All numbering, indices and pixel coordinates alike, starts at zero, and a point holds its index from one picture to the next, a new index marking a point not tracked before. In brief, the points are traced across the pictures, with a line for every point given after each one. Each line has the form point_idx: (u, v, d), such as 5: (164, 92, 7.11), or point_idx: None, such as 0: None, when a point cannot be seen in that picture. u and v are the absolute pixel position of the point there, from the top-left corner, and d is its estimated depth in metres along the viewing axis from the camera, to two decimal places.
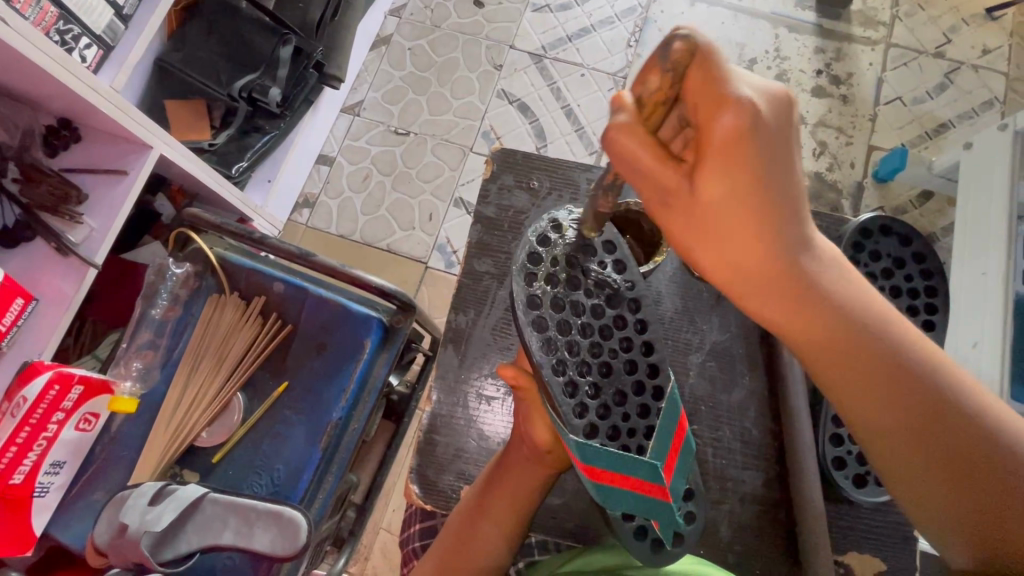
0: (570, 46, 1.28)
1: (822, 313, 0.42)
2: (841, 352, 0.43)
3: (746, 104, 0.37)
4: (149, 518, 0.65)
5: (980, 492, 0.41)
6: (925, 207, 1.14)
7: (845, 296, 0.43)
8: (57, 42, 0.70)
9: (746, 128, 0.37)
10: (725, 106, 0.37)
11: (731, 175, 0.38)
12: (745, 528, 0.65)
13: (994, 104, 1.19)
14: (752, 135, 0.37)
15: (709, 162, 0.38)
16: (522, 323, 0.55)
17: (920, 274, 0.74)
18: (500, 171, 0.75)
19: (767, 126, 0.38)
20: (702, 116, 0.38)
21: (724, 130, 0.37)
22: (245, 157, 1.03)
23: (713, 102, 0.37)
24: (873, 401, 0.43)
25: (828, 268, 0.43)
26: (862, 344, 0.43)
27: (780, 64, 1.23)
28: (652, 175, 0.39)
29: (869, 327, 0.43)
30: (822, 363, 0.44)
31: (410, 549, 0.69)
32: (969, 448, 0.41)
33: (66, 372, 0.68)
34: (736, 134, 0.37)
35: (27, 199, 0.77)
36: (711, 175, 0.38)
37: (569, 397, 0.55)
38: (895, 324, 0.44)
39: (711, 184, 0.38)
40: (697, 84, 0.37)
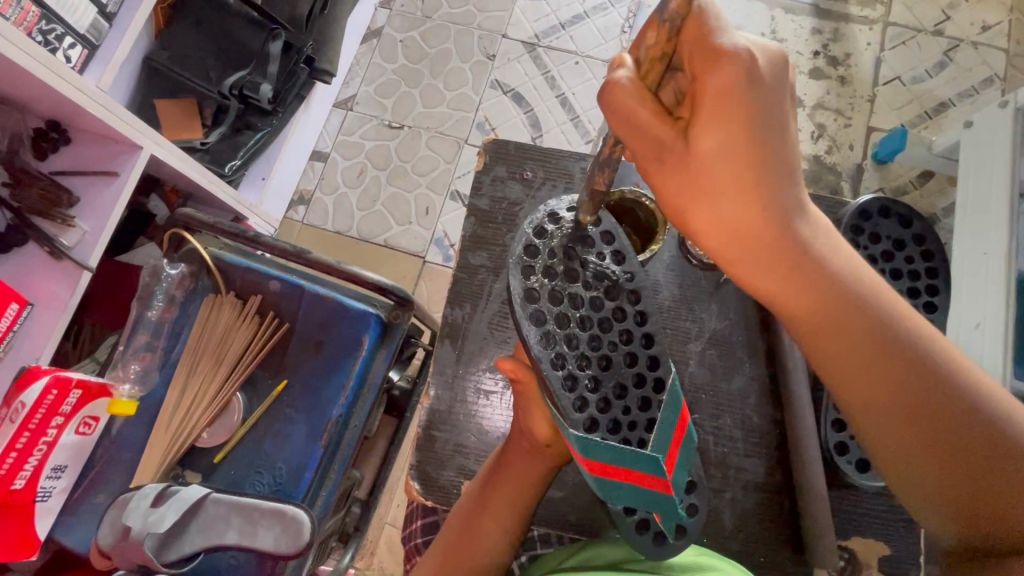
0: (563, 33, 1.26)
1: (814, 276, 0.42)
2: (833, 316, 0.43)
3: (745, 60, 0.37)
4: (151, 520, 0.66)
5: (970, 468, 0.40)
6: (926, 187, 1.13)
7: (838, 260, 0.43)
8: (40, 42, 0.69)
9: (742, 85, 0.37)
10: (723, 62, 0.37)
11: (727, 131, 0.38)
12: (747, 515, 0.65)
13: (994, 81, 1.17)
14: (749, 91, 0.37)
15: (704, 119, 0.38)
16: (520, 317, 0.55)
17: (920, 256, 0.74)
18: (493, 162, 0.74)
19: (764, 83, 0.37)
20: (701, 71, 0.38)
21: (720, 85, 0.37)
22: (238, 155, 1.01)
23: (710, 57, 0.37)
24: (864, 369, 0.42)
25: (821, 234, 0.42)
26: (854, 309, 0.42)
27: (777, 47, 1.21)
28: (650, 134, 0.39)
29: (861, 294, 0.43)
30: (814, 328, 0.43)
31: (412, 545, 0.69)
32: (960, 422, 0.41)
33: (63, 376, 0.68)
34: (732, 88, 0.37)
35: (17, 203, 0.77)
36: (707, 133, 0.38)
37: (569, 391, 0.55)
38: (889, 297, 0.43)
39: (706, 143, 0.38)
40: (695, 38, 0.38)
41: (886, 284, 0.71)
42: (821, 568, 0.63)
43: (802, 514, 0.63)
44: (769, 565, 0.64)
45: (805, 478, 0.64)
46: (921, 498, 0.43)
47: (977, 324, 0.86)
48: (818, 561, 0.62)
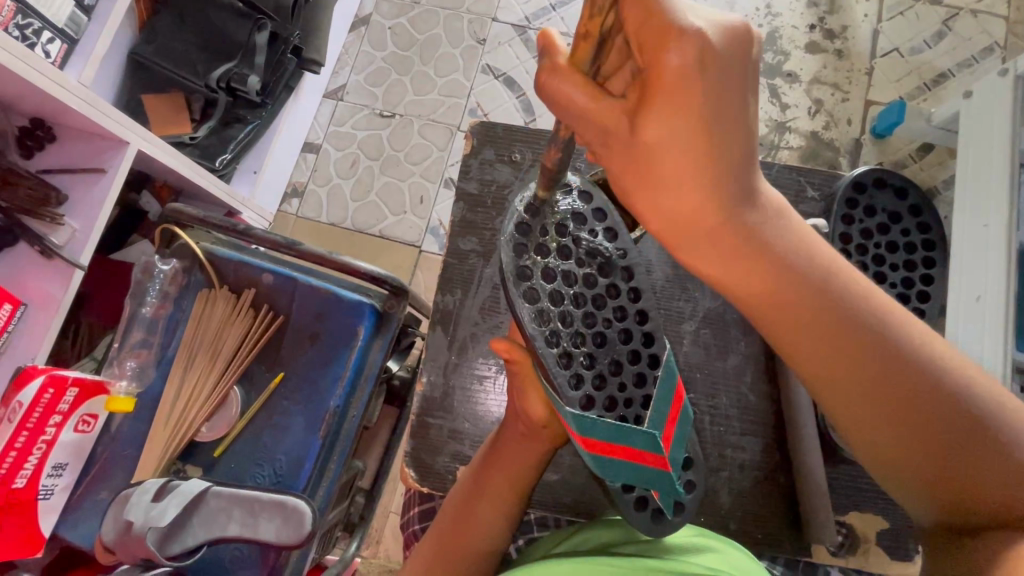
0: (554, 15, 1.24)
1: (773, 265, 0.40)
2: (795, 305, 0.41)
3: (699, 37, 0.33)
4: (154, 514, 0.66)
5: (944, 446, 0.40)
6: (925, 160, 1.11)
7: (795, 248, 0.41)
8: (17, 37, 0.69)
9: (696, 65, 0.33)
10: (673, 39, 0.33)
11: (680, 116, 0.34)
12: (746, 494, 0.65)
13: (994, 50, 1.15)
14: (703, 73, 0.34)
15: (654, 107, 0.34)
16: (514, 294, 0.54)
17: (917, 228, 0.73)
18: (481, 145, 0.73)
19: (720, 63, 0.34)
20: (648, 54, 0.34)
21: (670, 68, 0.33)
22: (228, 149, 1.00)
23: (657, 36, 0.33)
24: (829, 355, 0.42)
25: (779, 220, 0.41)
26: (816, 295, 0.41)
27: (772, 22, 1.19)
28: (591, 117, 0.36)
29: (823, 280, 0.41)
30: (779, 319, 0.42)
31: (411, 532, 0.69)
32: (934, 402, 0.40)
33: (59, 375, 0.68)
34: (685, 73, 0.33)
35: (6, 203, 0.76)
36: (657, 120, 0.35)
37: (564, 368, 0.54)
38: (850, 280, 0.42)
39: (654, 129, 0.35)
40: (640, 20, 0.33)
41: (882, 257, 0.71)
42: (819, 544, 0.63)
43: (801, 490, 0.63)
44: (767, 542, 0.64)
45: (804, 454, 0.64)
46: (899, 480, 0.43)
47: (979, 297, 0.85)
48: (817, 538, 0.62)
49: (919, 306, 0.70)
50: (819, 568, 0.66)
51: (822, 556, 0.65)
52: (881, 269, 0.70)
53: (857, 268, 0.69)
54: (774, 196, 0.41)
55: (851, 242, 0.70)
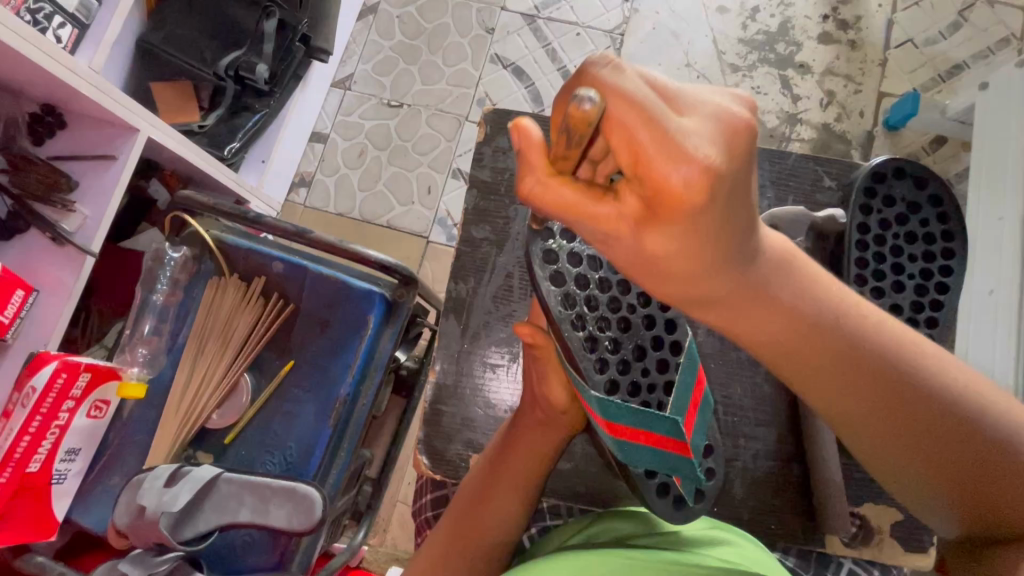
0: (564, 4, 1.23)
1: (785, 319, 0.39)
2: (807, 360, 0.40)
3: (702, 155, 0.28)
4: (165, 499, 0.66)
5: (960, 466, 0.40)
6: (939, 153, 1.10)
7: (807, 296, 0.39)
8: (28, 21, 0.69)
9: (704, 183, 0.28)
10: (675, 157, 0.28)
11: (684, 228, 0.31)
12: (758, 484, 0.65)
13: (1011, 41, 1.13)
14: (714, 185, 0.29)
15: (658, 220, 0.30)
16: (539, 277, 0.53)
17: (936, 218, 0.71)
18: (494, 133, 0.73)
19: (726, 171, 0.29)
20: (649, 176, 0.28)
21: (675, 187, 0.28)
22: (237, 138, 0.99)
23: (659, 157, 0.28)
24: (844, 399, 0.41)
25: (783, 268, 0.38)
26: (830, 344, 0.40)
27: (784, 12, 1.17)
28: (591, 220, 0.32)
29: (833, 329, 0.40)
30: (793, 372, 0.41)
31: (422, 520, 0.69)
32: (951, 430, 0.39)
33: (72, 360, 0.68)
34: (696, 189, 0.28)
35: (17, 189, 0.76)
36: (662, 231, 0.31)
37: (590, 352, 0.54)
38: (862, 326, 0.40)
39: (661, 238, 0.31)
40: (642, 146, 0.28)
41: (901, 247, 0.69)
42: (832, 534, 0.63)
43: (814, 481, 0.63)
44: (779, 532, 0.64)
45: (817, 445, 0.63)
46: (920, 501, 0.43)
47: (992, 291, 0.86)
48: (830, 527, 0.62)
49: (938, 297, 0.68)
50: (831, 563, 0.66)
51: (835, 548, 0.64)
52: (899, 259, 0.69)
53: (875, 258, 0.68)
54: (777, 238, 0.39)
55: (869, 232, 0.69)
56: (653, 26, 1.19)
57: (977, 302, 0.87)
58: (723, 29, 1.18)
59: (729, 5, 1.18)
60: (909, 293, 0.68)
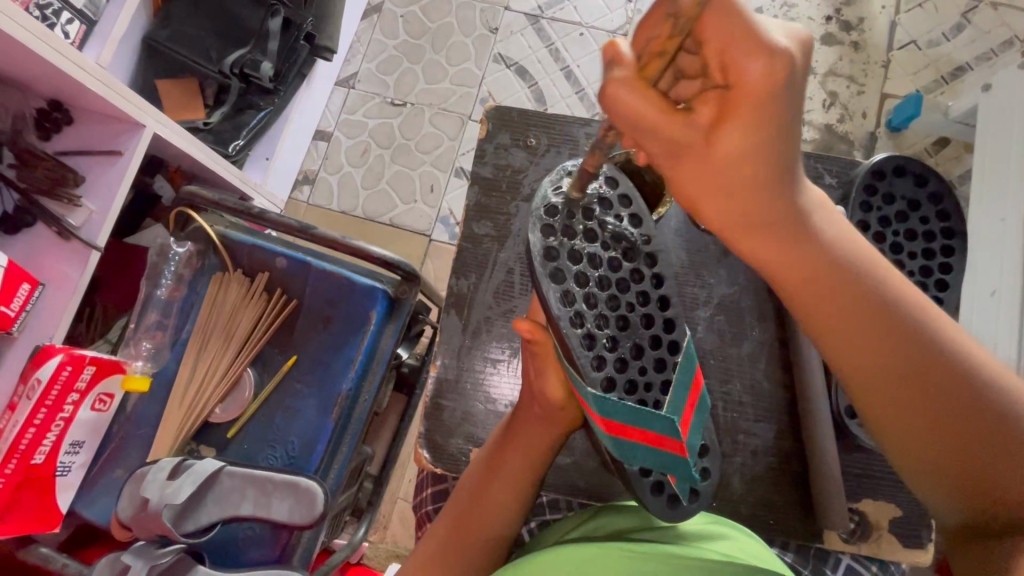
0: (568, 4, 1.23)
1: (815, 257, 0.44)
2: (829, 284, 0.44)
3: (781, 52, 0.35)
4: (169, 492, 0.67)
5: (966, 430, 0.41)
6: (942, 155, 1.10)
7: (835, 238, 0.45)
8: (37, 17, 0.70)
9: (775, 76, 0.35)
10: (753, 51, 0.34)
11: (749, 127, 0.37)
12: (758, 480, 0.65)
13: (1014, 43, 1.13)
14: (784, 83, 0.35)
15: (732, 119, 0.37)
16: (540, 274, 0.54)
17: (936, 216, 0.71)
18: (496, 130, 0.73)
19: (796, 76, 0.36)
20: (731, 66, 0.35)
21: (753, 74, 0.35)
22: (241, 135, 1.00)
23: (741, 44, 0.34)
24: (860, 337, 0.44)
25: (819, 209, 0.44)
26: (852, 276, 0.44)
27: (788, 12, 1.18)
28: (660, 132, 0.37)
29: (857, 267, 0.44)
30: (813, 297, 0.45)
31: (423, 513, 0.69)
32: (957, 385, 0.41)
33: (77, 353, 0.69)
34: (767, 82, 0.35)
35: (25, 184, 0.77)
36: (734, 126, 0.37)
37: (588, 349, 0.54)
38: (879, 272, 0.45)
39: (729, 134, 0.37)
40: (733, 36, 0.34)
41: (900, 245, 0.70)
42: (831, 531, 0.63)
43: (813, 478, 0.63)
44: (778, 528, 0.65)
45: (816, 440, 0.64)
46: (931, 479, 0.43)
47: (993, 292, 0.85)
48: (828, 524, 0.63)
49: (937, 295, 0.69)
50: (830, 557, 0.66)
51: (833, 544, 0.64)
52: (899, 258, 0.69)
53: None
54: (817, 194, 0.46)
55: (869, 231, 0.70)
56: None
57: (979, 303, 0.87)
58: None
59: None
60: None
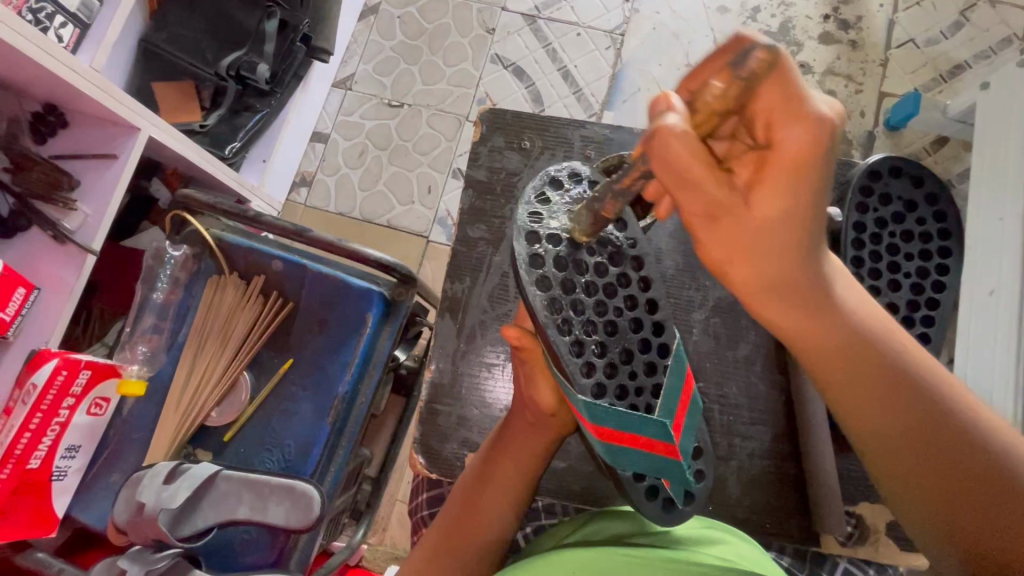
0: (564, 4, 1.23)
1: (840, 327, 0.43)
2: (851, 353, 0.44)
3: (824, 120, 0.34)
4: (165, 497, 0.67)
5: (972, 494, 0.42)
6: (940, 154, 1.09)
7: (858, 307, 0.44)
8: (30, 21, 0.69)
9: (819, 144, 0.34)
10: (799, 119, 0.33)
11: (786, 194, 0.36)
12: (754, 483, 0.65)
13: (1013, 41, 1.13)
14: (822, 153, 0.35)
15: (768, 181, 0.36)
16: (526, 283, 0.54)
17: (933, 217, 0.72)
18: (490, 132, 0.73)
19: (835, 148, 0.35)
20: (770, 131, 0.34)
21: (793, 143, 0.34)
22: (238, 137, 0.99)
23: (788, 110, 0.33)
24: (876, 403, 0.44)
25: (842, 279, 0.44)
26: (874, 345, 0.44)
27: (785, 12, 1.17)
28: (700, 188, 0.36)
29: (877, 337, 0.44)
30: (834, 363, 0.44)
31: (419, 518, 0.69)
32: (966, 453, 0.42)
33: (73, 357, 0.69)
34: (807, 151, 0.34)
35: (20, 188, 0.77)
36: (771, 190, 0.36)
37: (576, 356, 0.54)
38: (899, 342, 0.45)
39: (767, 199, 0.36)
40: (784, 99, 0.33)
41: (896, 246, 0.70)
42: (829, 534, 0.63)
43: (810, 481, 0.63)
44: (775, 532, 0.64)
45: (811, 442, 0.64)
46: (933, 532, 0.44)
47: (992, 291, 0.84)
48: (826, 527, 0.62)
49: (934, 295, 0.70)
50: (827, 562, 0.65)
51: (830, 547, 0.64)
52: (895, 258, 0.69)
53: (871, 258, 0.68)
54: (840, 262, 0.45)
55: (866, 230, 0.69)
56: (654, 27, 1.19)
57: None
58: (723, 28, 1.18)
59: (729, 5, 1.18)
60: (905, 292, 0.69)
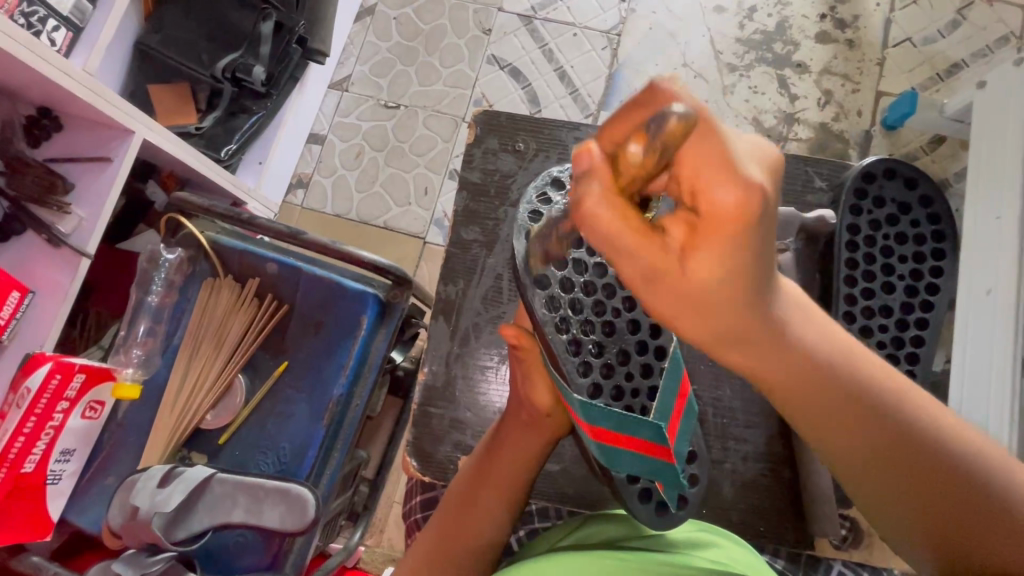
0: (561, 4, 1.23)
1: (801, 369, 0.40)
2: (814, 393, 0.41)
3: (755, 180, 0.29)
4: (159, 499, 0.67)
5: (946, 507, 0.41)
6: (938, 153, 1.09)
7: (820, 343, 0.40)
8: (22, 24, 0.69)
9: (752, 207, 0.30)
10: (727, 179, 0.29)
11: (726, 256, 0.32)
12: (748, 486, 0.65)
13: (1010, 40, 1.12)
14: (758, 216, 0.30)
15: (703, 244, 0.31)
16: (526, 280, 0.54)
17: (927, 218, 0.72)
18: (484, 134, 0.73)
19: (773, 207, 0.30)
20: (700, 195, 0.30)
21: (724, 205, 0.30)
22: (233, 140, 1.00)
23: (714, 172, 0.29)
24: (843, 433, 0.42)
25: (799, 313, 0.40)
26: (837, 382, 0.41)
27: (782, 11, 1.17)
28: (634, 255, 0.32)
29: (841, 372, 0.41)
30: (798, 402, 0.41)
31: (412, 521, 0.69)
32: (935, 473, 0.41)
33: (66, 361, 0.69)
34: (740, 216, 0.30)
35: (13, 191, 0.77)
36: (710, 252, 0.32)
37: (573, 355, 0.54)
38: (864, 368, 0.41)
39: (706, 261, 0.32)
40: (705, 162, 0.29)
41: (890, 248, 0.70)
42: (822, 537, 0.63)
43: (804, 484, 0.63)
44: (769, 534, 0.64)
45: (804, 443, 0.64)
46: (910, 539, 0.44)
47: (989, 290, 0.84)
48: (819, 529, 0.63)
49: (927, 297, 0.70)
50: (821, 565, 0.65)
51: (824, 549, 0.64)
52: (889, 260, 0.70)
53: (865, 259, 0.68)
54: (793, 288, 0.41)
55: (859, 233, 0.69)
56: (651, 27, 1.19)
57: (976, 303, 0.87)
58: (720, 28, 1.18)
59: (726, 5, 1.18)
60: (898, 294, 0.69)
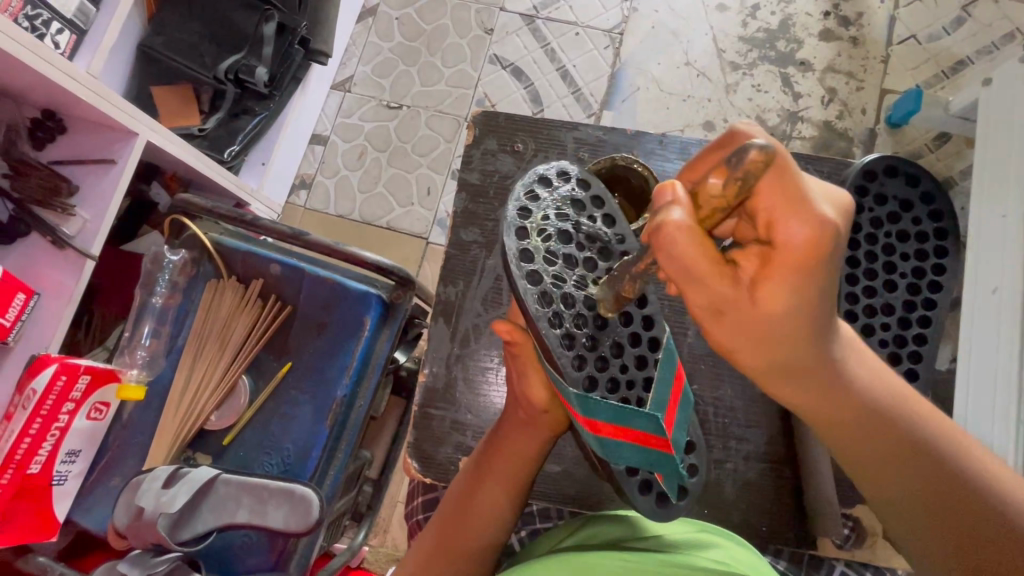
0: (563, 4, 1.22)
1: (851, 400, 0.42)
2: (861, 423, 0.43)
3: (827, 215, 0.31)
4: (164, 500, 0.67)
5: (986, 545, 0.41)
6: (942, 151, 1.08)
7: (870, 380, 0.42)
8: (26, 27, 0.69)
9: (824, 242, 0.31)
10: (802, 213, 0.31)
11: (796, 287, 0.33)
12: (750, 486, 0.65)
13: (1015, 36, 1.12)
14: (829, 250, 0.32)
15: (773, 274, 0.33)
16: (516, 277, 0.53)
17: (929, 217, 0.71)
18: (484, 135, 0.73)
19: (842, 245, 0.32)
20: (775, 225, 0.32)
21: (799, 236, 0.31)
22: (236, 141, 1.00)
23: (791, 205, 0.31)
24: (887, 465, 0.44)
25: (852, 351, 0.42)
26: (883, 414, 0.42)
27: (785, 9, 1.17)
28: (706, 282, 0.33)
29: (886, 407, 0.43)
30: (844, 431, 0.43)
31: (414, 522, 0.69)
32: (974, 511, 0.42)
33: (71, 362, 0.69)
34: (812, 248, 0.32)
35: (18, 194, 0.77)
36: (779, 283, 0.33)
37: (567, 349, 0.54)
38: (907, 405, 0.44)
39: (775, 291, 0.33)
40: (780, 194, 0.31)
41: (893, 246, 0.70)
42: (826, 537, 0.62)
43: (807, 484, 0.63)
44: (772, 535, 0.64)
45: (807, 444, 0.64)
46: None
47: (995, 289, 0.84)
48: (822, 529, 0.62)
49: (930, 295, 0.69)
50: (823, 564, 0.67)
51: (827, 549, 0.64)
52: (891, 258, 0.69)
53: (866, 257, 0.68)
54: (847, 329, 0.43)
55: (861, 231, 0.69)
56: (653, 26, 1.18)
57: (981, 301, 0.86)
58: (722, 27, 1.17)
59: (729, 3, 1.18)
60: (901, 293, 0.69)
